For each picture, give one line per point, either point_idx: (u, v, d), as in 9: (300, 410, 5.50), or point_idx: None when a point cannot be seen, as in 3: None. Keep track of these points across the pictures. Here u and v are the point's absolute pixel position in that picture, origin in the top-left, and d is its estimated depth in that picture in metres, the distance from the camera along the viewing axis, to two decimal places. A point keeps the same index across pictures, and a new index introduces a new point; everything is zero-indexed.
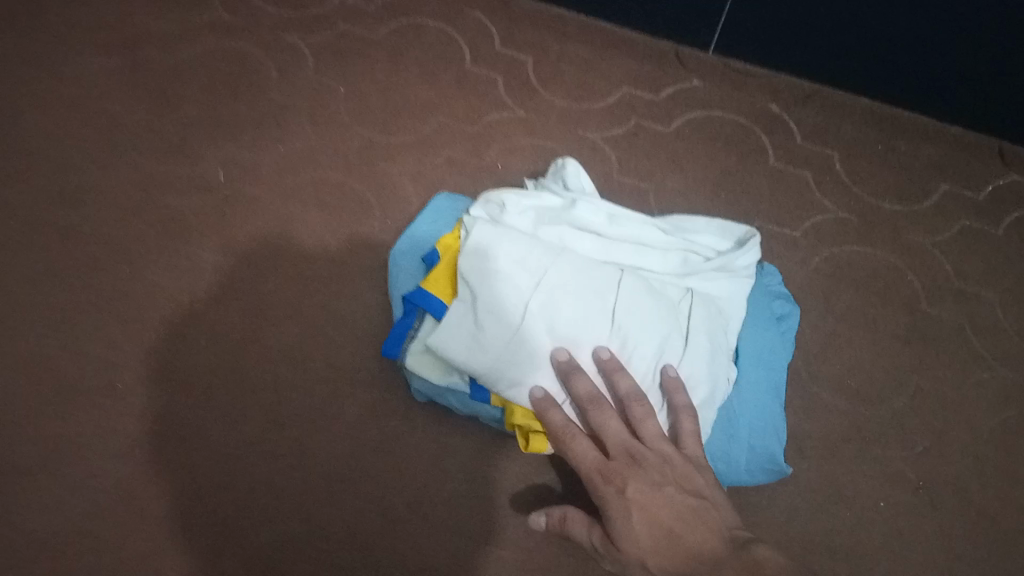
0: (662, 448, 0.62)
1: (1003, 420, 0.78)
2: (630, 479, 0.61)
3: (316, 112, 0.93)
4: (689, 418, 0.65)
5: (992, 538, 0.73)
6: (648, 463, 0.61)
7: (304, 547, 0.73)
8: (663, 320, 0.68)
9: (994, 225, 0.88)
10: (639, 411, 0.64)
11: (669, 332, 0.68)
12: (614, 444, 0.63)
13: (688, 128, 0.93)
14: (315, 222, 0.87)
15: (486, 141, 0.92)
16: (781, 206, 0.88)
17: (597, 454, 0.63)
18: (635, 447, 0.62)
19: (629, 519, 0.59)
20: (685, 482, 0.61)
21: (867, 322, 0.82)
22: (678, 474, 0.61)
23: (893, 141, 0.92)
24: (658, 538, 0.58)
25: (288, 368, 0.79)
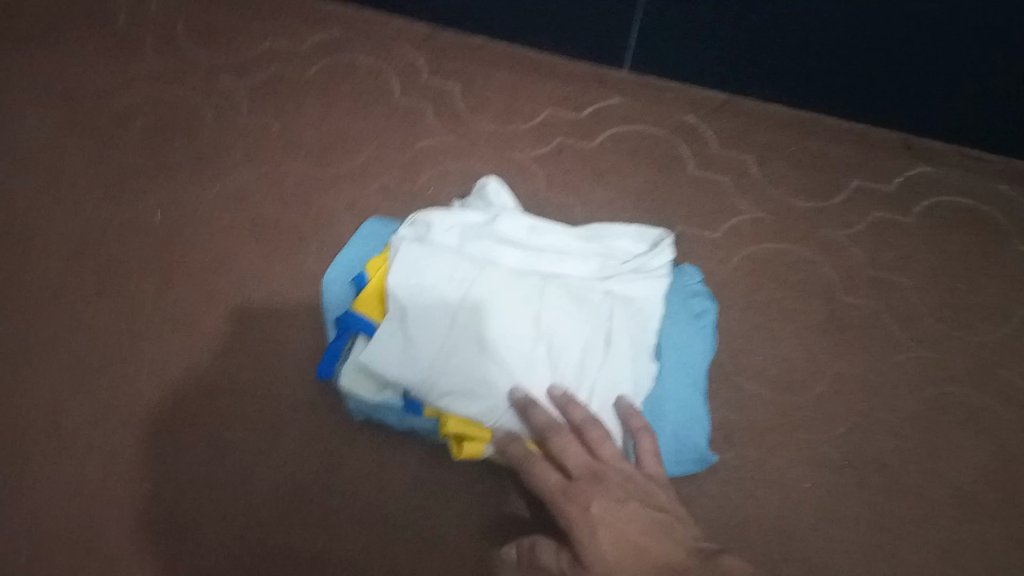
0: (622, 467, 0.66)
1: (922, 397, 0.81)
2: (593, 497, 0.63)
3: (252, 151, 0.96)
4: (644, 436, 0.69)
5: (917, 510, 0.76)
6: (610, 482, 0.65)
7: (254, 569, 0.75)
8: (584, 322, 0.71)
9: (904, 214, 0.92)
10: (596, 437, 0.66)
11: (591, 334, 0.71)
12: (574, 464, 0.66)
13: (612, 143, 0.98)
14: (254, 256, 0.89)
15: (418, 167, 0.96)
16: (701, 211, 0.93)
17: (560, 477, 0.65)
18: (595, 466, 0.66)
19: (593, 536, 0.61)
20: (646, 499, 0.64)
21: (788, 314, 0.86)
22: (639, 491, 0.65)
23: (802, 143, 0.97)
24: (624, 553, 0.59)
25: (232, 397, 0.81)
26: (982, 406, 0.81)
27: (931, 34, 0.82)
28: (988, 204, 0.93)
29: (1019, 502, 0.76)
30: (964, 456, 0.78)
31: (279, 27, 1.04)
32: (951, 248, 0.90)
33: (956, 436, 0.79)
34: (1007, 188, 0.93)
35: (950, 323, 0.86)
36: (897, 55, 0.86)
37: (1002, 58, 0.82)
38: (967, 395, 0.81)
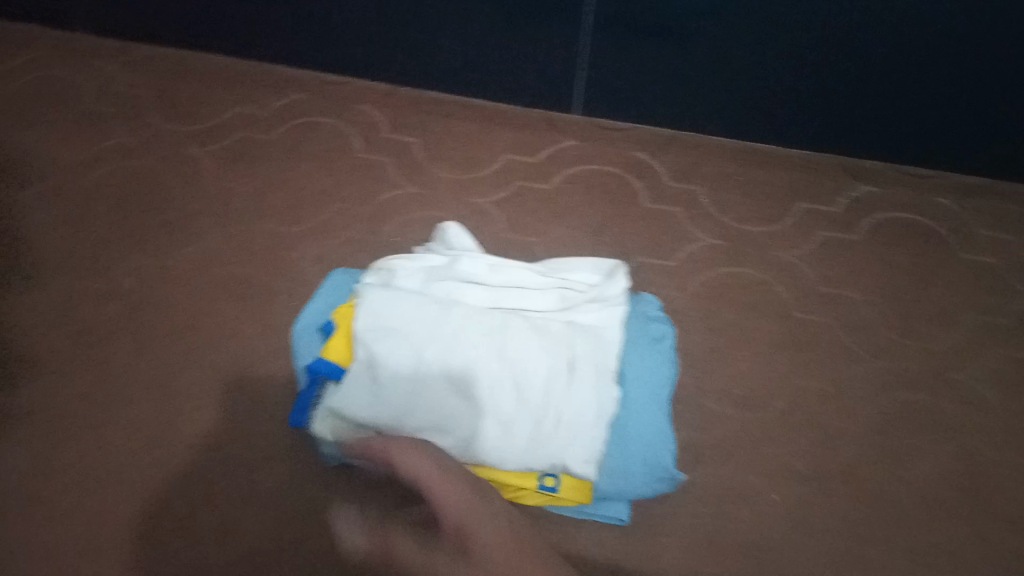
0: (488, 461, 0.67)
1: (881, 405, 0.84)
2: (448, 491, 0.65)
3: (219, 213, 0.99)
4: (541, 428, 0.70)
5: (885, 515, 0.77)
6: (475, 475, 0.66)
7: None
8: (546, 351, 0.74)
9: (849, 232, 0.97)
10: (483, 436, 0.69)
11: (554, 362, 0.73)
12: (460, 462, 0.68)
13: (567, 183, 1.01)
14: (225, 314, 0.91)
15: (382, 219, 0.99)
16: (656, 241, 0.96)
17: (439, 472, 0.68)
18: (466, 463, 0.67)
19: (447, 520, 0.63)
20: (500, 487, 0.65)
21: (746, 335, 0.89)
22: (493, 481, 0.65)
23: (747, 172, 1.02)
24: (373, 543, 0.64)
25: (207, 452, 0.82)
26: (938, 409, 0.83)
27: (856, 64, 0.91)
28: (929, 218, 0.98)
29: (982, 500, 0.78)
30: (926, 458, 0.80)
31: (246, 96, 1.10)
32: (897, 261, 0.94)
33: (916, 440, 0.82)
34: (945, 201, 0.99)
35: (901, 332, 0.89)
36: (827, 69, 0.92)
37: (920, 79, 0.91)
38: (923, 399, 0.84)
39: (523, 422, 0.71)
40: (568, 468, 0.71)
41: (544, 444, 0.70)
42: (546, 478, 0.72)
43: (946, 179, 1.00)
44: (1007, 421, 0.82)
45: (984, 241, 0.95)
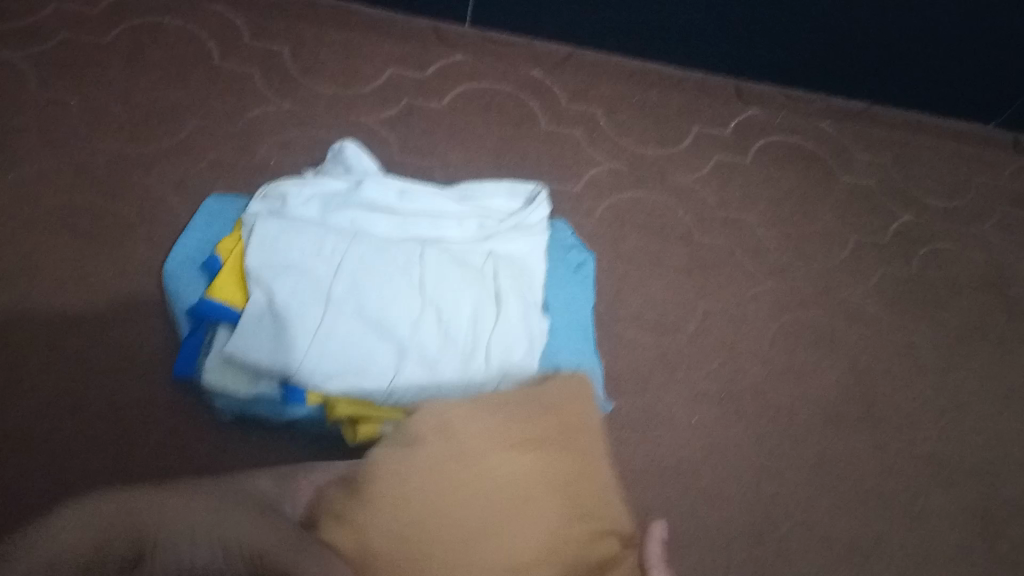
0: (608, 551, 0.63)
1: (782, 324, 0.86)
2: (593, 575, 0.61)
3: (48, 131, 0.82)
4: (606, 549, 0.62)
5: (792, 430, 0.80)
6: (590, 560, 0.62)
7: None
8: (473, 283, 0.68)
9: (742, 155, 0.97)
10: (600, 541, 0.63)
11: (482, 295, 0.68)
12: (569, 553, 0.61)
13: (460, 102, 0.94)
14: (64, 250, 0.76)
15: (254, 138, 0.86)
16: (559, 165, 0.92)
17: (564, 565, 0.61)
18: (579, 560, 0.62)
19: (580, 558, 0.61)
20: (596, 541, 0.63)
21: (653, 261, 0.87)
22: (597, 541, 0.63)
23: (645, 94, 0.99)
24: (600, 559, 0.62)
25: (65, 416, 0.68)
26: (831, 326, 0.87)
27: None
28: (814, 141, 1.00)
29: (873, 409, 0.83)
30: (824, 372, 0.84)
31: None
32: (789, 184, 0.96)
33: (814, 357, 0.85)
34: (826, 125, 1.01)
35: (795, 252, 0.91)
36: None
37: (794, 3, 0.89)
38: (818, 317, 0.87)
39: (452, 359, 0.66)
40: None
41: (474, 381, 0.66)
42: None
43: (829, 103, 1.02)
44: (890, 335, 0.88)
45: (861, 163, 0.99)
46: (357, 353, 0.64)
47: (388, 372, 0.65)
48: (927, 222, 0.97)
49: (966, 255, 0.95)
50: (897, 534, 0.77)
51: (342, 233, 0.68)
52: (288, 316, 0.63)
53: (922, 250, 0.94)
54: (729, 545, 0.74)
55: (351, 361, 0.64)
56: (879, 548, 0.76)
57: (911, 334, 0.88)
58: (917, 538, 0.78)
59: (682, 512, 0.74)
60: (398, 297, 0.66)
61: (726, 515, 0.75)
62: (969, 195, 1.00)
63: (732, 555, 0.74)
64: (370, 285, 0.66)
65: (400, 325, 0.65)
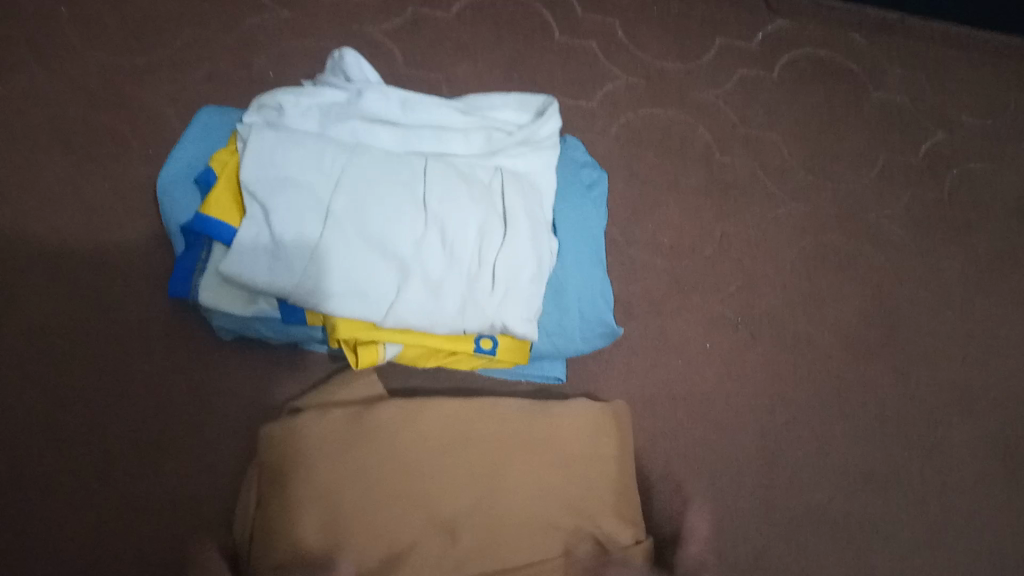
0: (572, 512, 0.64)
1: (804, 248, 0.82)
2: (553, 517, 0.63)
3: (36, 39, 0.78)
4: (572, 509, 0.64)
5: (811, 356, 0.78)
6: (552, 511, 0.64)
7: (125, 515, 0.63)
8: (479, 199, 0.65)
9: (767, 70, 0.91)
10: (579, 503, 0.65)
11: (489, 212, 0.65)
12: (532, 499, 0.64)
13: (469, 11, 0.88)
14: (57, 164, 0.73)
15: (251, 50, 0.82)
16: (573, 80, 0.87)
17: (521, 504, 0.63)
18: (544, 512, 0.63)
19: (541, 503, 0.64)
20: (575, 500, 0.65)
21: (670, 181, 0.83)
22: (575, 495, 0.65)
23: (665, 3, 0.93)
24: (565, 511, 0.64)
25: (62, 333, 0.67)
26: (856, 251, 0.83)
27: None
28: (845, 55, 0.94)
29: (895, 336, 0.80)
30: (846, 297, 0.81)
31: None
32: (816, 101, 0.91)
33: (837, 282, 0.81)
34: (858, 38, 0.95)
35: (820, 173, 0.87)
36: None
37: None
38: (842, 240, 0.83)
39: (456, 281, 0.63)
40: (507, 329, 0.64)
41: (478, 303, 0.63)
42: (484, 340, 0.66)
43: (863, 15, 0.96)
44: (916, 261, 0.84)
45: (893, 79, 0.93)
46: (357, 271, 0.61)
47: (389, 292, 0.61)
48: (961, 141, 0.91)
49: (1001, 176, 0.90)
50: (918, 463, 0.75)
51: (341, 145, 0.65)
52: (287, 229, 0.60)
53: (954, 172, 0.89)
54: (741, 471, 0.72)
55: (349, 278, 0.60)
56: (895, 476, 0.75)
57: (938, 259, 0.84)
58: (935, 467, 0.76)
59: (692, 437, 0.73)
60: (400, 212, 0.63)
61: (739, 442, 0.73)
62: (1006, 114, 0.94)
63: (743, 481, 0.72)
64: (371, 200, 0.62)
65: (403, 242, 0.62)
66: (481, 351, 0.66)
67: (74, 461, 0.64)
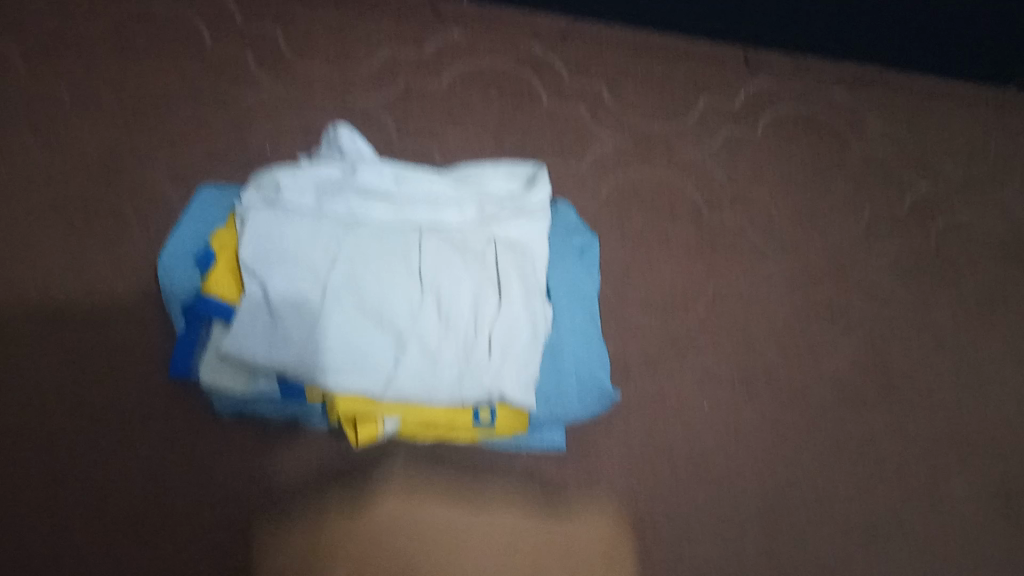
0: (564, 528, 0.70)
1: (796, 303, 0.84)
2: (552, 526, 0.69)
3: (37, 122, 0.80)
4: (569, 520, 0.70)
5: (807, 411, 0.78)
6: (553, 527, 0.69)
7: None
8: (474, 269, 0.66)
9: (752, 129, 0.94)
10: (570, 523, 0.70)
11: (484, 281, 0.66)
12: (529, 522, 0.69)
13: (459, 81, 0.91)
14: (57, 246, 0.74)
15: (247, 126, 0.84)
16: (562, 145, 0.89)
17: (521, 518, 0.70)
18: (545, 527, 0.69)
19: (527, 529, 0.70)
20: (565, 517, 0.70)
21: (661, 241, 0.85)
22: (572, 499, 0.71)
23: (651, 67, 0.95)
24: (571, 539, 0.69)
25: (63, 414, 0.67)
26: (847, 307, 0.85)
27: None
28: (827, 111, 0.96)
29: (891, 390, 0.81)
30: (838, 351, 0.82)
31: None
32: (801, 158, 0.93)
33: (829, 337, 0.83)
34: (840, 94, 0.97)
35: (809, 229, 0.88)
36: None
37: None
38: (834, 296, 0.85)
39: (453, 352, 0.63)
40: (505, 398, 0.64)
41: (475, 372, 0.63)
42: (482, 410, 0.66)
43: (842, 71, 0.98)
44: (907, 313, 0.85)
45: (875, 132, 0.96)
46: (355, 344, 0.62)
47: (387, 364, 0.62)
48: (944, 191, 0.93)
49: (984, 226, 0.92)
50: (916, 518, 0.76)
51: (337, 221, 0.66)
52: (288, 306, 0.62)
53: (938, 222, 0.91)
54: (742, 532, 0.72)
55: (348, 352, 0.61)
56: (896, 533, 0.75)
57: (929, 311, 0.86)
58: (932, 521, 0.76)
59: (693, 498, 0.73)
60: (397, 286, 0.64)
61: (739, 501, 0.73)
62: (987, 164, 0.96)
63: (747, 542, 0.72)
64: (367, 274, 0.63)
65: (401, 314, 0.63)
66: (480, 422, 0.66)
67: (78, 541, 0.64)
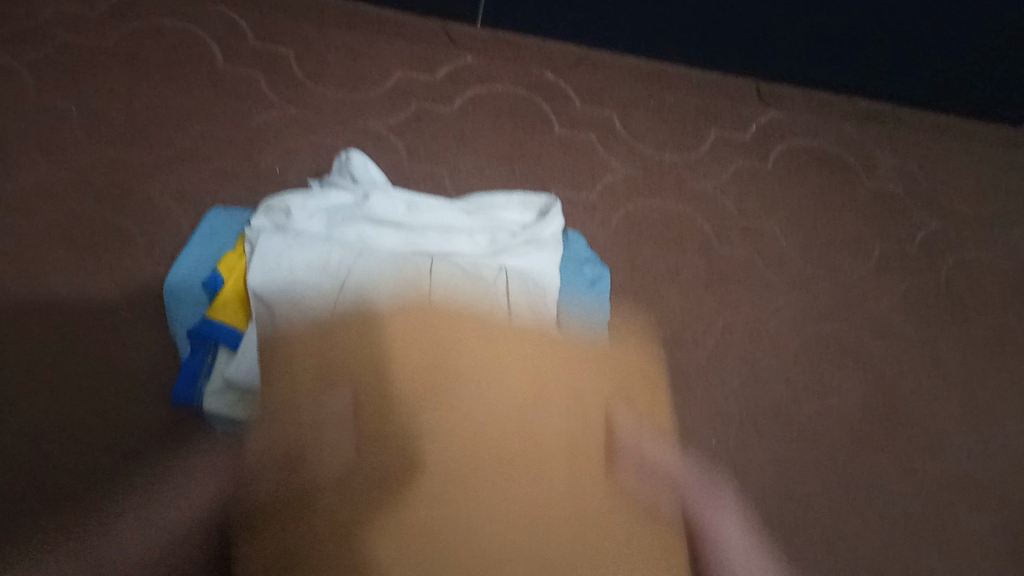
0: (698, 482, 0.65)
1: (806, 339, 0.83)
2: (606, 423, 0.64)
3: (45, 137, 0.80)
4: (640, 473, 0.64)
5: (815, 450, 0.77)
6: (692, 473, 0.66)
7: None
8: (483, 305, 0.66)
9: (762, 160, 0.93)
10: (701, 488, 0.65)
11: (494, 318, 0.66)
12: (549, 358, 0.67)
13: (471, 106, 0.91)
14: (62, 260, 0.74)
15: (257, 145, 0.84)
16: (573, 172, 0.89)
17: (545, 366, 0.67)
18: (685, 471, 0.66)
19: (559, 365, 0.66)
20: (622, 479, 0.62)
21: (671, 272, 0.84)
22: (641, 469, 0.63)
23: (662, 96, 0.95)
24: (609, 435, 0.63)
25: (62, 436, 0.66)
26: (858, 341, 0.84)
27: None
28: (837, 145, 0.96)
29: (899, 426, 0.80)
30: (848, 386, 0.81)
31: None
32: (811, 190, 0.92)
33: (838, 369, 0.82)
34: (851, 127, 0.97)
35: (819, 263, 0.88)
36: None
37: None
38: (843, 330, 0.84)
39: (491, 386, 0.61)
40: None
41: None
42: None
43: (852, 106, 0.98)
44: (917, 351, 0.85)
45: (886, 168, 0.95)
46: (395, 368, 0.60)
47: (423, 396, 0.59)
48: (955, 229, 0.93)
49: (995, 265, 0.92)
50: (928, 561, 0.74)
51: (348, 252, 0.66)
52: (316, 343, 0.61)
53: (949, 260, 0.91)
54: None
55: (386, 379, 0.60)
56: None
57: (938, 347, 0.85)
58: (945, 566, 0.74)
59: None
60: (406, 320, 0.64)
61: None
62: (998, 202, 0.96)
63: None
64: (377, 307, 0.63)
65: (435, 351, 0.61)
66: None
67: None
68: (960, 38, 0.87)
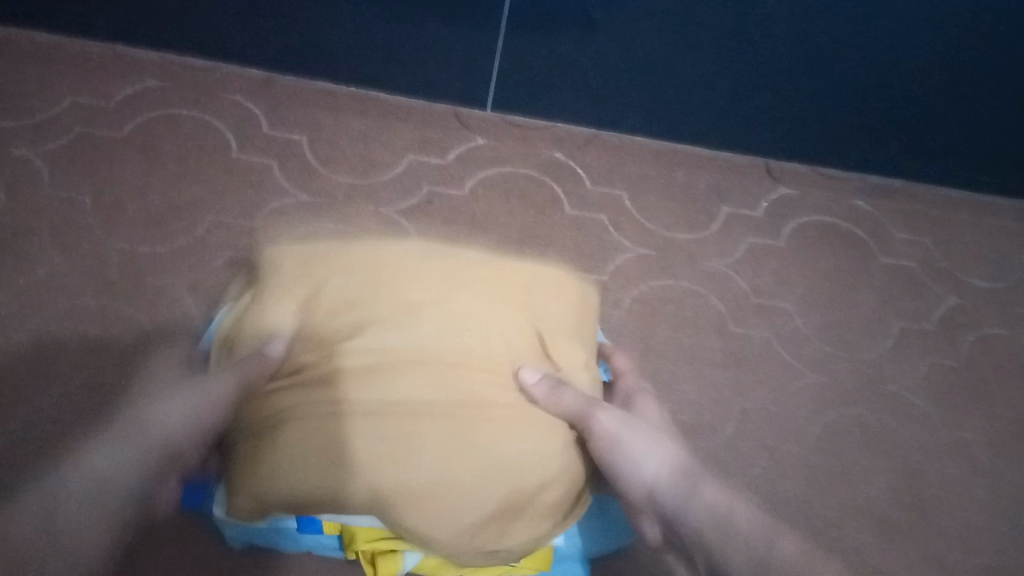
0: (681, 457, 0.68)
1: (825, 423, 0.82)
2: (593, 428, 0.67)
3: (60, 231, 0.81)
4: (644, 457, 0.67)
5: (840, 540, 0.76)
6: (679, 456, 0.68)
7: None
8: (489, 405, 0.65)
9: (775, 238, 0.93)
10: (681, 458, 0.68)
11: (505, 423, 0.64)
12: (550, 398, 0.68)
13: (482, 188, 0.91)
14: (76, 362, 0.74)
15: (271, 233, 0.84)
16: (584, 254, 0.88)
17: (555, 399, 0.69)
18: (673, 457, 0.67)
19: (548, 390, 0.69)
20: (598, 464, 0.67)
21: (687, 355, 0.83)
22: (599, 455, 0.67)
23: (673, 174, 0.95)
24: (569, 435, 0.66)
25: None
26: (880, 425, 0.82)
27: (766, 43, 0.80)
28: (851, 220, 0.95)
29: (927, 516, 0.78)
30: (870, 472, 0.80)
31: (81, 81, 0.89)
32: (825, 267, 0.92)
33: (862, 459, 0.80)
34: (862, 202, 0.96)
35: (837, 343, 0.87)
36: (768, 75, 0.84)
37: (835, 66, 0.82)
38: (864, 415, 0.83)
39: (403, 281, 0.71)
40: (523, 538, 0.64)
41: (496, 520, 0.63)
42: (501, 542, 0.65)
43: (866, 180, 0.97)
44: (940, 433, 0.83)
45: (901, 243, 0.95)
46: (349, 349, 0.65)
47: (416, 330, 0.67)
48: (974, 306, 0.91)
49: (1017, 341, 0.90)
50: None
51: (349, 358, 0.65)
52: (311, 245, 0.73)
53: (969, 337, 0.89)
54: None
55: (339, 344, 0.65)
56: None
57: (962, 430, 0.83)
58: None
59: None
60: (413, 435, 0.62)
61: None
62: (1016, 277, 0.95)
63: None
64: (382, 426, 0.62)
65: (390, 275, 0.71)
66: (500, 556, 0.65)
67: None
68: (976, 112, 0.86)
